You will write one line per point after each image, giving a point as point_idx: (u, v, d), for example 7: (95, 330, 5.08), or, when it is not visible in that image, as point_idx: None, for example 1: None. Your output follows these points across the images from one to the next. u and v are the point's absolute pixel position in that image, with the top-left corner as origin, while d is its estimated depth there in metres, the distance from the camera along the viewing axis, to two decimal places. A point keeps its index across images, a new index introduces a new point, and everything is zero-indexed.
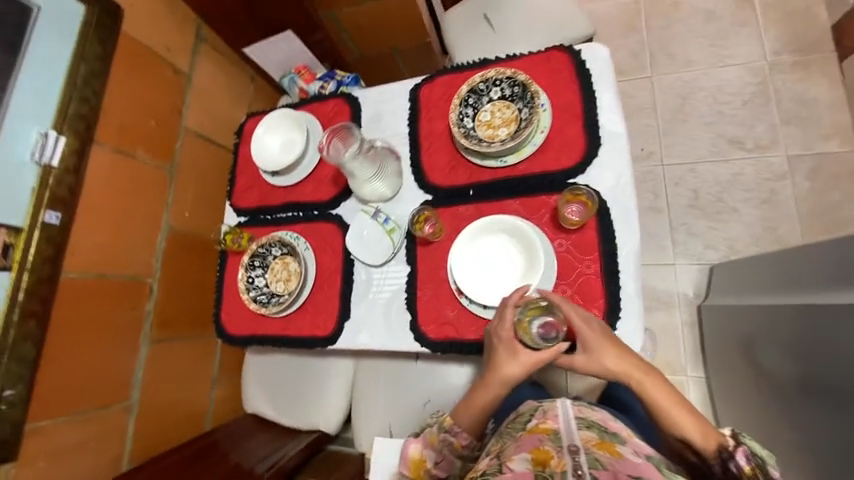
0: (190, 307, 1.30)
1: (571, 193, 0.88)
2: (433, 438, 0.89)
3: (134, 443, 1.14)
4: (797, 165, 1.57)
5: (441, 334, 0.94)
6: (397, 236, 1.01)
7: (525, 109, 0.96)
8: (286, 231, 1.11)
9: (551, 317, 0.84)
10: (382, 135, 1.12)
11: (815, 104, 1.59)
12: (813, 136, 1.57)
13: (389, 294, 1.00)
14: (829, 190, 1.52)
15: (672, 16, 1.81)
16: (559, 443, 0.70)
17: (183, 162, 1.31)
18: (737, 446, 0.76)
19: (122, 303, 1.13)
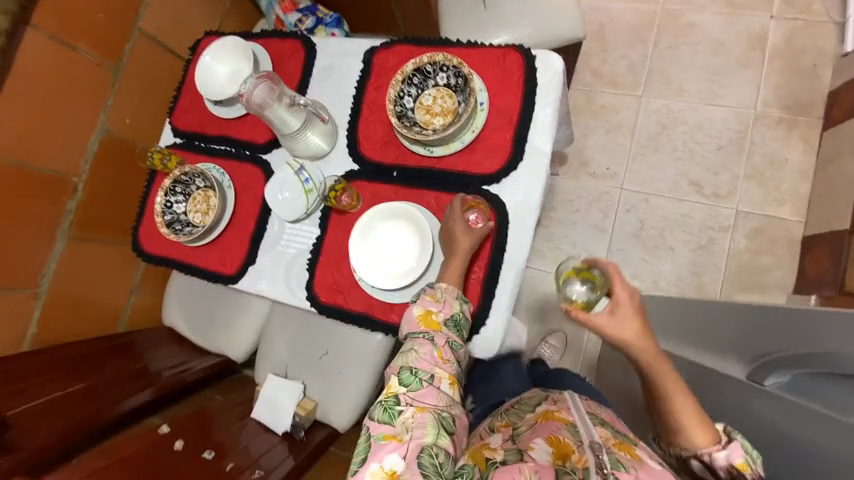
0: (117, 213, 1.33)
1: (473, 201, 0.90)
2: (436, 296, 0.85)
3: (41, 328, 1.21)
4: (743, 221, 1.59)
5: (330, 299, 0.98)
6: (313, 198, 1.01)
7: (465, 103, 0.95)
8: (214, 166, 1.12)
9: (587, 282, 0.95)
10: (329, 92, 1.09)
11: (784, 166, 1.58)
12: (769, 197, 1.58)
13: (295, 251, 1.04)
14: (764, 252, 1.55)
15: (682, 37, 1.72)
16: (576, 436, 0.72)
17: (131, 67, 1.28)
18: (732, 442, 0.80)
19: (43, 195, 1.15)
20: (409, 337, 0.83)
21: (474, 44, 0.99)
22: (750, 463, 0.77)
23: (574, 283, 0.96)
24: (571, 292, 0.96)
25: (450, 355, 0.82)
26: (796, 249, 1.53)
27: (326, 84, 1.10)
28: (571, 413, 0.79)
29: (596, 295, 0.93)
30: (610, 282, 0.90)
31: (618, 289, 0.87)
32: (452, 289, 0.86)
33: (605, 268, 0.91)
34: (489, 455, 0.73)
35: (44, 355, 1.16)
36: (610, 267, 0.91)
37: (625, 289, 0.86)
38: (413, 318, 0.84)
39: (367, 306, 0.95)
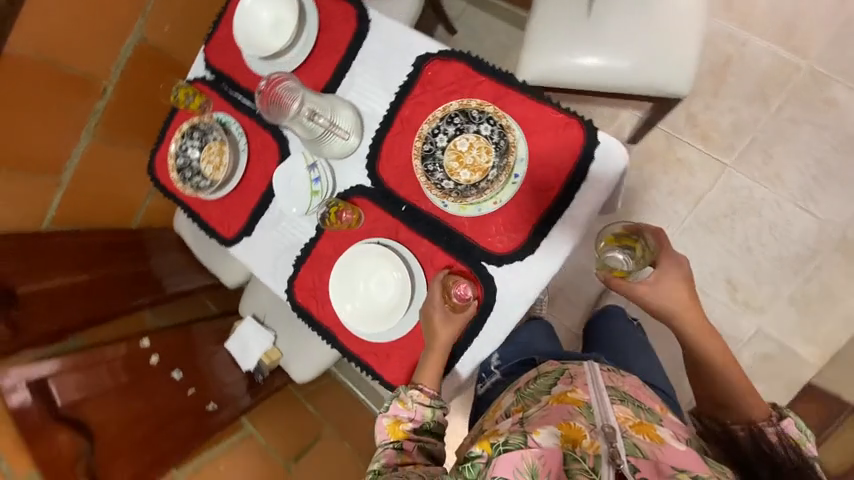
0: (142, 122, 1.33)
1: (446, 282, 0.87)
2: (405, 401, 0.85)
3: (59, 213, 1.26)
4: (757, 342, 1.47)
5: (304, 303, 1.00)
6: (315, 201, 0.97)
7: (497, 167, 0.86)
8: (235, 122, 1.07)
9: (629, 250, 0.86)
10: (369, 84, 0.97)
11: (837, 305, 1.40)
12: (800, 329, 1.43)
13: (287, 242, 1.04)
14: (760, 380, 1.47)
15: (810, 115, 1.41)
16: (591, 417, 0.71)
17: None
18: (783, 419, 0.79)
19: (71, 95, 1.15)
20: (379, 448, 0.85)
21: (539, 96, 0.85)
22: (806, 440, 0.77)
23: (617, 250, 0.86)
24: (608, 259, 0.86)
25: (421, 460, 0.83)
26: (795, 389, 1.44)
27: (368, 72, 0.97)
28: (586, 393, 0.77)
29: (639, 263, 0.86)
30: (653, 253, 0.88)
31: (658, 262, 0.89)
32: (426, 392, 0.86)
33: (652, 239, 0.89)
34: (493, 438, 0.70)
35: (60, 241, 1.24)
36: (657, 235, 0.90)
37: (665, 258, 0.89)
38: (385, 427, 0.85)
39: (335, 323, 0.98)
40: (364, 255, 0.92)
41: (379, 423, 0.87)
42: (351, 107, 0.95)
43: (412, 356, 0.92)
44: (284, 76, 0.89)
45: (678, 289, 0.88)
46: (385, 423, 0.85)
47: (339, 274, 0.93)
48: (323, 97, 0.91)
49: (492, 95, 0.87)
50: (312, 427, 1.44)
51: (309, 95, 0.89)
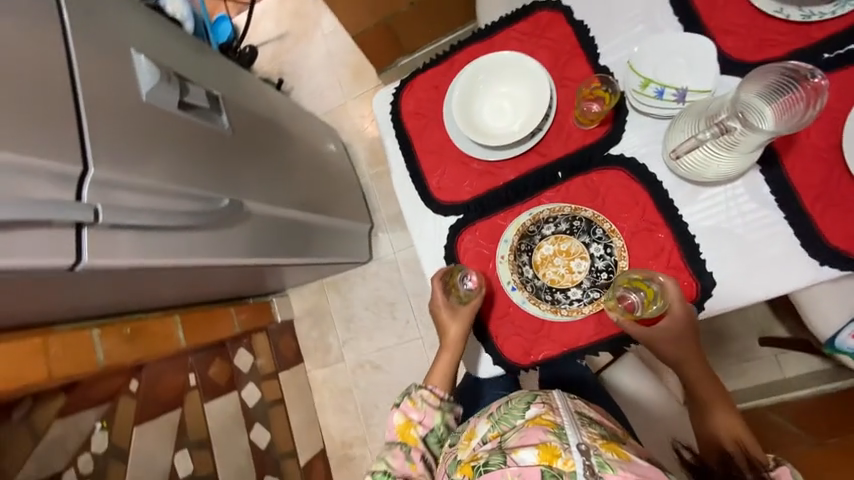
0: None
1: (451, 273, 0.87)
2: (416, 400, 0.89)
3: None
4: (331, 351, 1.98)
5: (530, 21, 0.89)
6: (636, 80, 0.79)
7: (532, 278, 0.83)
8: (825, 13, 0.74)
9: (639, 292, 0.76)
10: (733, 211, 0.75)
11: (328, 405, 1.94)
12: (326, 374, 1.97)
13: (613, 22, 0.84)
14: (309, 334, 2.01)
15: None
16: (564, 440, 0.63)
17: None
18: (779, 467, 0.70)
19: None
20: (387, 445, 0.86)
21: (569, 357, 0.81)
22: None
23: (631, 294, 0.76)
24: (622, 299, 0.76)
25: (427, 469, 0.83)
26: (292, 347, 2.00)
27: (753, 221, 0.74)
28: (559, 415, 0.67)
29: (647, 311, 0.76)
30: (667, 303, 0.75)
31: (669, 311, 0.76)
32: (437, 394, 0.90)
33: (667, 283, 0.75)
34: (475, 462, 0.66)
35: None
36: (674, 284, 0.75)
37: (684, 309, 0.75)
38: (392, 430, 0.87)
39: (495, 45, 0.91)
40: (536, 110, 0.85)
41: (389, 416, 0.88)
42: (712, 178, 0.73)
43: (422, 109, 0.95)
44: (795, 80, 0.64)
45: (683, 334, 0.78)
46: (396, 418, 0.87)
47: (536, 74, 0.86)
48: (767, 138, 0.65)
49: (603, 319, 0.79)
50: None
51: (765, 114, 0.64)
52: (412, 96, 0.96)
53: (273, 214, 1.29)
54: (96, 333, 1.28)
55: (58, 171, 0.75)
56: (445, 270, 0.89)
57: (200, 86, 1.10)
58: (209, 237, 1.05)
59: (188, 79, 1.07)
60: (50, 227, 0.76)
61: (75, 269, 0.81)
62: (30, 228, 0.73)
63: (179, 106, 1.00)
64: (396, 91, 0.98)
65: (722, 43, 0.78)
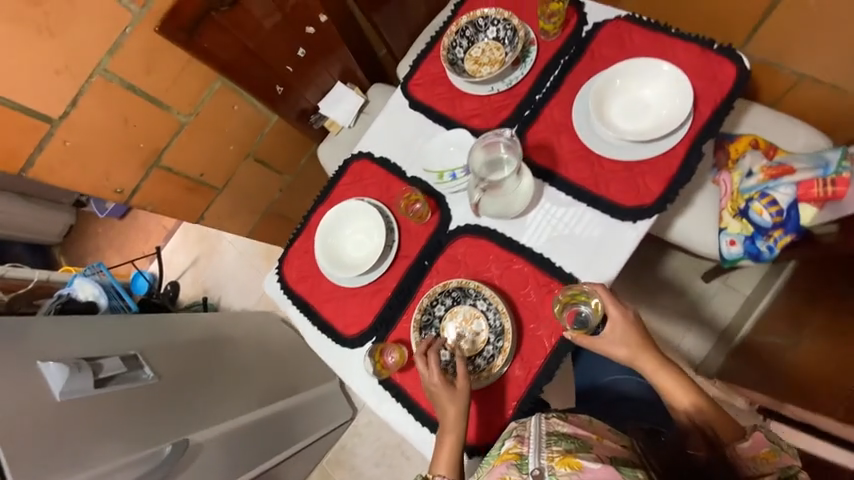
0: None
1: (377, 352, 0.93)
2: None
3: None
4: None
5: (349, 171, 1.13)
6: (436, 175, 1.02)
7: (451, 358, 0.89)
8: (519, 75, 1.04)
9: (583, 305, 0.86)
10: (554, 221, 0.93)
11: None
12: None
13: (403, 145, 1.10)
14: None
15: None
16: (526, 471, 0.69)
17: None
18: (756, 433, 0.76)
19: None
20: None
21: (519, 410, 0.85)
22: (779, 452, 0.73)
23: (579, 307, 0.86)
24: (569, 314, 0.86)
25: None
26: None
27: (570, 220, 0.92)
28: (527, 444, 0.73)
29: (597, 316, 0.85)
30: (605, 308, 0.86)
31: (610, 315, 0.86)
32: None
33: (597, 289, 0.85)
34: None
35: None
36: (604, 290, 0.85)
37: (617, 309, 0.86)
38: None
39: (333, 201, 1.12)
40: (381, 230, 1.03)
41: None
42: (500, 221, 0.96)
43: (305, 271, 1.09)
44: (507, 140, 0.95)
45: (630, 331, 0.87)
46: None
47: (369, 204, 1.05)
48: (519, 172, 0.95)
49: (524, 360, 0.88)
50: (282, 163, 1.73)
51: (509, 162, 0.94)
52: (291, 264, 1.10)
53: (230, 429, 1.25)
54: None
55: None
56: (371, 349, 0.95)
57: (114, 355, 1.18)
58: None
59: (99, 356, 1.15)
60: None
61: None
62: None
63: (95, 386, 1.05)
64: (278, 269, 1.12)
65: (474, 124, 1.04)
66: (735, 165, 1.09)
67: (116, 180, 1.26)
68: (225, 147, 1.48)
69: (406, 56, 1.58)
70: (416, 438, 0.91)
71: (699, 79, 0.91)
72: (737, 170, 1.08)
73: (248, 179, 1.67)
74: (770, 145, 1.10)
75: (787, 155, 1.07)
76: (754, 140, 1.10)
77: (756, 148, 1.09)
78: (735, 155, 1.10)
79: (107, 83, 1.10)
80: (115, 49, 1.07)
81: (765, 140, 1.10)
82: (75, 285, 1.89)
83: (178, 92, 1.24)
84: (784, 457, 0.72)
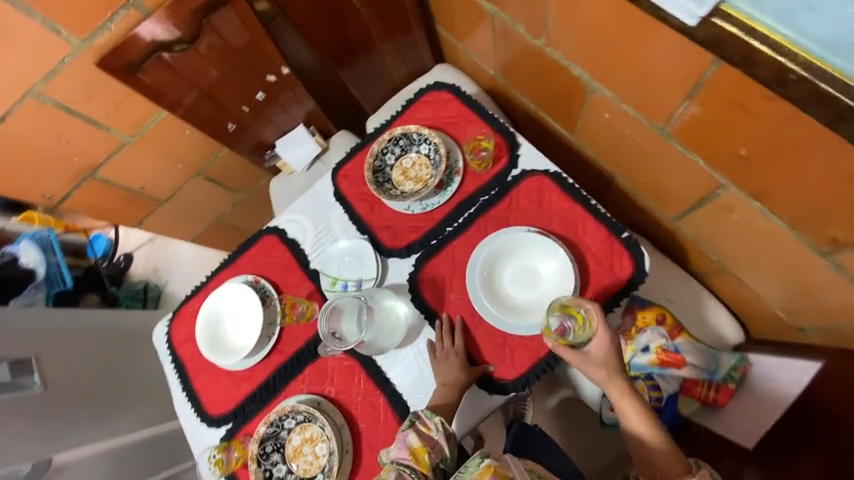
0: (522, 79, 1.23)
1: (220, 449, 0.95)
2: (430, 427, 0.81)
3: (449, 25, 1.40)
4: None
5: (258, 244, 1.13)
6: (330, 280, 1.03)
7: (284, 475, 0.91)
8: (437, 201, 1.02)
9: (569, 321, 0.82)
10: (423, 363, 0.94)
11: None
12: None
13: (316, 234, 1.10)
14: None
15: None
16: None
17: (631, 167, 1.07)
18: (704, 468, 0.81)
19: (534, 59, 1.10)
20: None
21: None
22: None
23: (566, 320, 0.83)
24: (554, 326, 0.83)
25: None
26: None
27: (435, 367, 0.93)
28: (511, 469, 0.77)
29: (578, 336, 0.83)
30: (593, 328, 0.83)
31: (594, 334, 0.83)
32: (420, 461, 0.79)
33: (593, 309, 0.82)
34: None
35: None
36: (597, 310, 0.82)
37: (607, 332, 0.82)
38: (405, 450, 0.80)
39: (236, 270, 1.12)
40: (263, 320, 1.03)
41: None
42: (372, 354, 0.95)
43: (190, 334, 1.11)
44: (358, 298, 0.94)
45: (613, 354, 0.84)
46: None
47: (263, 289, 1.06)
48: (381, 315, 0.95)
49: None
50: (236, 183, 1.72)
51: (370, 308, 0.95)
52: (182, 322, 1.13)
53: (99, 453, 1.32)
54: None
55: None
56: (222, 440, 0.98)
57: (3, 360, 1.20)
58: None
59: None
60: None
61: None
62: None
63: None
64: (168, 323, 1.15)
65: (382, 237, 1.03)
66: (635, 336, 1.07)
67: (43, 188, 1.31)
68: (171, 166, 1.47)
69: (374, 114, 1.55)
70: None
71: (597, 266, 0.89)
72: (633, 344, 1.06)
73: (196, 194, 1.65)
74: (677, 324, 1.06)
75: (687, 340, 1.05)
76: (662, 314, 1.07)
77: (661, 323, 1.06)
78: (640, 324, 1.07)
79: (41, 104, 1.10)
80: (51, 76, 1.05)
81: (673, 317, 1.07)
82: (20, 247, 1.81)
83: (120, 116, 1.23)
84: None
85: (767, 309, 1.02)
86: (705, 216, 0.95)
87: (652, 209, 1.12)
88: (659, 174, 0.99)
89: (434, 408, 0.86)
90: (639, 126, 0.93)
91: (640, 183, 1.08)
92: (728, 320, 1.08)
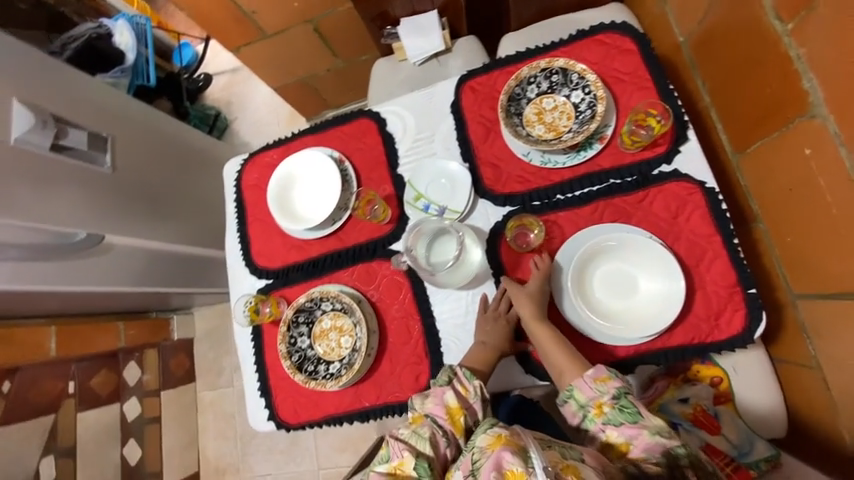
0: (721, 65, 1.00)
1: (257, 298, 0.99)
2: (468, 389, 0.81)
3: None
4: (222, 375, 2.06)
5: (353, 123, 1.05)
6: (416, 193, 0.96)
7: (304, 349, 0.93)
8: (562, 162, 0.89)
9: (531, 232, 0.88)
10: (471, 314, 0.90)
11: (212, 429, 2.02)
12: (215, 395, 2.05)
13: (416, 140, 1.01)
14: (207, 357, 2.09)
15: None
16: (530, 464, 0.65)
17: (792, 221, 0.91)
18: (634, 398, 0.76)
19: (759, 46, 0.88)
20: None
21: (324, 422, 0.93)
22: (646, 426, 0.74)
23: (527, 232, 0.88)
24: (517, 237, 0.88)
25: None
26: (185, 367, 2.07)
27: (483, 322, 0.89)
28: (524, 439, 0.70)
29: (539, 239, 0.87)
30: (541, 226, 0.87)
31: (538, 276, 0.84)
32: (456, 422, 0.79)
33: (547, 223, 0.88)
34: None
35: None
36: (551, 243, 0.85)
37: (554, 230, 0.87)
38: (440, 406, 0.80)
39: (323, 139, 1.06)
40: (335, 200, 0.99)
41: None
42: (438, 285, 0.91)
43: (261, 182, 1.09)
44: (447, 225, 0.90)
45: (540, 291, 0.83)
46: None
47: (343, 170, 1.01)
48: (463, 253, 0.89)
49: (355, 392, 0.92)
50: (341, 48, 1.59)
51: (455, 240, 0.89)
52: (255, 168, 1.10)
53: (140, 248, 1.41)
54: None
55: None
56: (259, 292, 1.01)
57: (85, 127, 1.24)
58: (57, 267, 1.18)
59: (73, 120, 1.21)
60: None
61: None
62: None
63: (51, 148, 1.13)
64: (242, 163, 1.12)
65: (483, 174, 0.93)
66: (680, 384, 1.03)
67: None
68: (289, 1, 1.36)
69: (516, 32, 1.34)
70: (247, 381, 1.00)
71: (704, 309, 0.79)
72: (674, 389, 1.03)
73: (299, 43, 1.54)
74: (729, 393, 1.02)
75: (730, 412, 1.00)
76: (719, 378, 1.02)
77: (714, 385, 1.02)
78: (692, 375, 1.04)
79: None
80: None
81: (730, 385, 1.02)
82: (117, 24, 1.77)
83: None
84: (618, 379, 0.78)
85: (833, 427, 0.94)
86: (846, 311, 0.83)
87: (777, 273, 0.99)
88: (824, 242, 0.85)
89: (473, 368, 0.84)
90: (844, 185, 0.77)
91: (783, 240, 0.95)
92: (779, 416, 1.01)
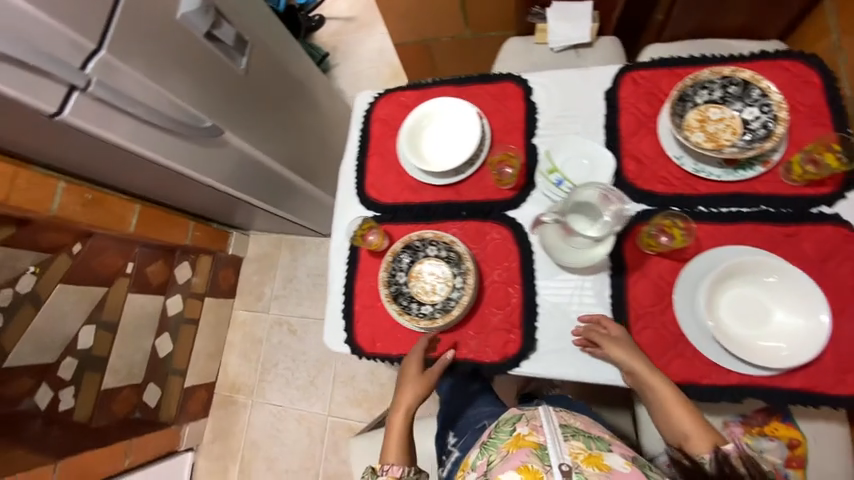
0: None
1: (366, 225, 1.01)
2: None
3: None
4: (261, 300, 2.12)
5: (499, 85, 1.05)
6: (551, 167, 0.95)
7: (401, 284, 0.94)
8: (717, 174, 0.86)
9: (665, 236, 0.84)
10: (575, 299, 0.88)
11: (238, 347, 2.08)
12: (250, 317, 2.11)
13: (560, 117, 0.99)
14: (252, 279, 2.15)
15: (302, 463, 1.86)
16: (546, 461, 0.73)
17: None
18: None
19: None
20: None
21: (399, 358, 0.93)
22: None
23: (661, 235, 0.85)
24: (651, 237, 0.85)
25: None
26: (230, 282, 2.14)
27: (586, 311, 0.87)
28: (542, 434, 0.77)
29: (677, 242, 0.83)
30: (685, 226, 0.84)
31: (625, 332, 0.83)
32: None
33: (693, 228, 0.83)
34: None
35: None
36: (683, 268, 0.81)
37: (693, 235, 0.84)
38: None
39: (465, 93, 1.06)
40: (466, 152, 0.99)
41: None
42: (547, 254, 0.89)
43: (390, 119, 1.10)
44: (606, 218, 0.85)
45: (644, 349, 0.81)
46: None
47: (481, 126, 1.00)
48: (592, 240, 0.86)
49: (439, 339, 0.92)
50: (476, 19, 1.59)
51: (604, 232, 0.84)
52: (388, 104, 1.11)
53: (248, 156, 1.43)
54: (62, 185, 1.39)
55: (74, 41, 0.89)
56: (364, 220, 1.03)
57: (233, 26, 1.26)
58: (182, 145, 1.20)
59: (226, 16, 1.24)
60: (52, 79, 0.89)
61: (54, 118, 0.93)
62: (32, 73, 0.86)
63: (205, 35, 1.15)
64: (375, 97, 1.14)
65: (626, 166, 0.91)
66: (755, 436, 0.98)
67: None
68: None
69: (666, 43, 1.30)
70: (330, 300, 1.02)
71: (832, 361, 0.75)
72: (750, 439, 0.98)
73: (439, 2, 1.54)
74: (803, 459, 0.97)
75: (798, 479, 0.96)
76: (798, 440, 0.98)
77: (790, 447, 0.97)
78: (768, 430, 0.98)
79: None
80: None
81: (807, 451, 0.97)
82: None
83: None
84: None
85: None
86: None
87: None
88: None
89: None
90: None
91: None
92: None
